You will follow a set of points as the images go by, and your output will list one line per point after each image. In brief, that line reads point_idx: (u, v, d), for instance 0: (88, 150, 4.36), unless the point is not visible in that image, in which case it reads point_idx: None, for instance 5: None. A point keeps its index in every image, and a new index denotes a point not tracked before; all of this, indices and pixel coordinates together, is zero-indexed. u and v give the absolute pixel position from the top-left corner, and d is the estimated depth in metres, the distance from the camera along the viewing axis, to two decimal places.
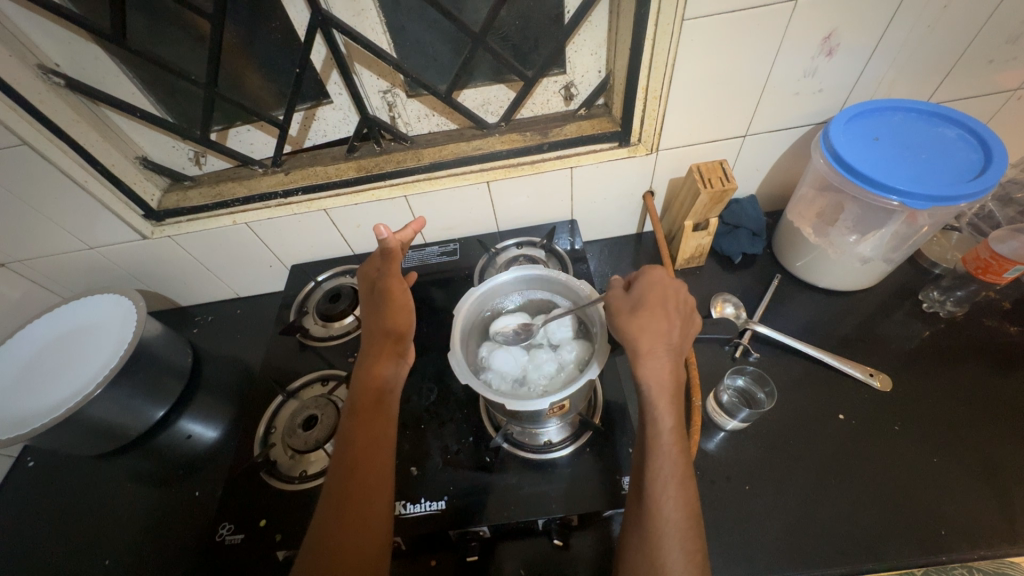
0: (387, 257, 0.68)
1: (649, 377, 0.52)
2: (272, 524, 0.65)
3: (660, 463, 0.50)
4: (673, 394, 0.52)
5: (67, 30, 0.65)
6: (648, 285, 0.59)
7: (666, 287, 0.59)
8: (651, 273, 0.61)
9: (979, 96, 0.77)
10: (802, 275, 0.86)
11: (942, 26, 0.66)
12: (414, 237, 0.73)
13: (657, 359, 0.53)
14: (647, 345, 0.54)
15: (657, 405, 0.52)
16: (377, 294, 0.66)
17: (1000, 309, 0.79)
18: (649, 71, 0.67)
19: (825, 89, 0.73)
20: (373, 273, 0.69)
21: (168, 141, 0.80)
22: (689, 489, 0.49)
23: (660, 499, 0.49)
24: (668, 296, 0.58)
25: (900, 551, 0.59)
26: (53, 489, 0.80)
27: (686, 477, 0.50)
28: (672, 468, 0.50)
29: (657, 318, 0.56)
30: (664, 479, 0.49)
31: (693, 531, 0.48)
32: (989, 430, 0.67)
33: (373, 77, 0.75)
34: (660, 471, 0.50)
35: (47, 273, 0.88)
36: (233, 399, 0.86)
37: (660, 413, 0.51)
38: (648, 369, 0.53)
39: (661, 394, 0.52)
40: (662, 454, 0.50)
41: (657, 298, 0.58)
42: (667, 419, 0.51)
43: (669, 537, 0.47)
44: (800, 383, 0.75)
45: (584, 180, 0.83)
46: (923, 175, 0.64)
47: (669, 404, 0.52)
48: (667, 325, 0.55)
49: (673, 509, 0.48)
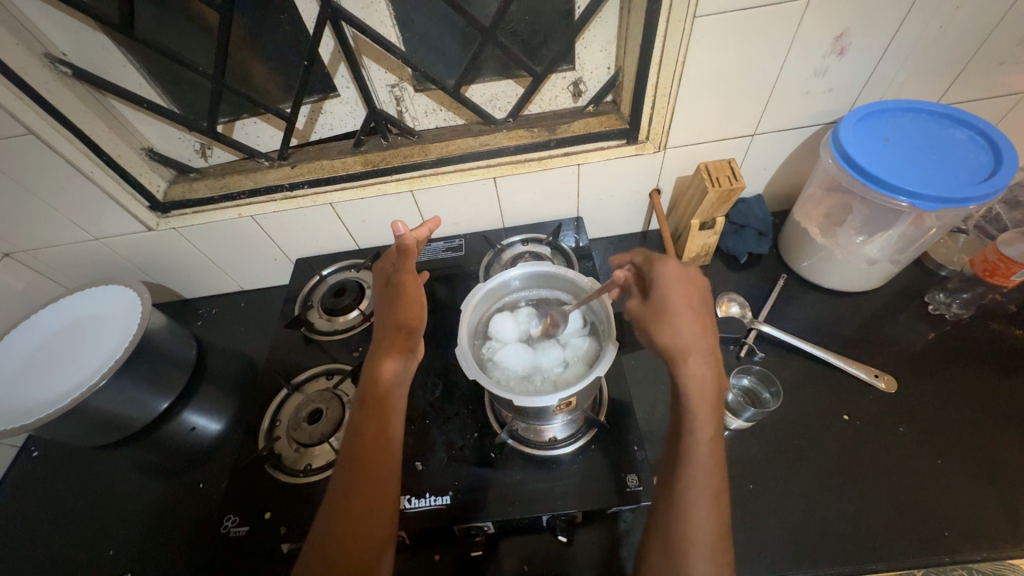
0: (404, 252, 0.66)
1: (689, 386, 0.51)
2: (277, 517, 0.65)
3: (694, 476, 0.49)
4: (714, 405, 0.51)
5: (75, 20, 0.65)
6: (667, 285, 0.55)
7: (685, 282, 0.56)
8: (664, 271, 0.57)
9: (989, 99, 0.76)
10: (807, 275, 0.86)
11: (953, 28, 0.66)
12: (430, 236, 0.71)
13: (700, 366, 0.52)
14: (686, 348, 0.52)
15: (696, 417, 0.51)
16: (391, 289, 0.66)
17: (1006, 312, 0.79)
18: (659, 69, 0.67)
19: (835, 89, 0.72)
20: (389, 267, 0.69)
21: (174, 132, 0.80)
22: (721, 501, 0.49)
23: (691, 509, 0.48)
24: (690, 293, 0.55)
25: (903, 552, 0.59)
26: (57, 480, 0.81)
27: (720, 489, 0.50)
28: (706, 481, 0.49)
29: (689, 321, 0.54)
30: (697, 492, 0.49)
31: (723, 543, 0.48)
32: (993, 433, 0.67)
33: (381, 71, 0.75)
34: (693, 483, 0.49)
35: (51, 264, 0.88)
36: (236, 392, 0.86)
37: (699, 424, 0.50)
38: (689, 375, 0.52)
39: (703, 404, 0.51)
40: (698, 466, 0.49)
41: (682, 299, 0.55)
42: (706, 430, 0.50)
43: (698, 548, 0.47)
44: (805, 384, 0.75)
45: (591, 177, 0.82)
46: (942, 178, 0.64)
47: (710, 414, 0.51)
48: (699, 326, 0.54)
49: (704, 522, 0.48)
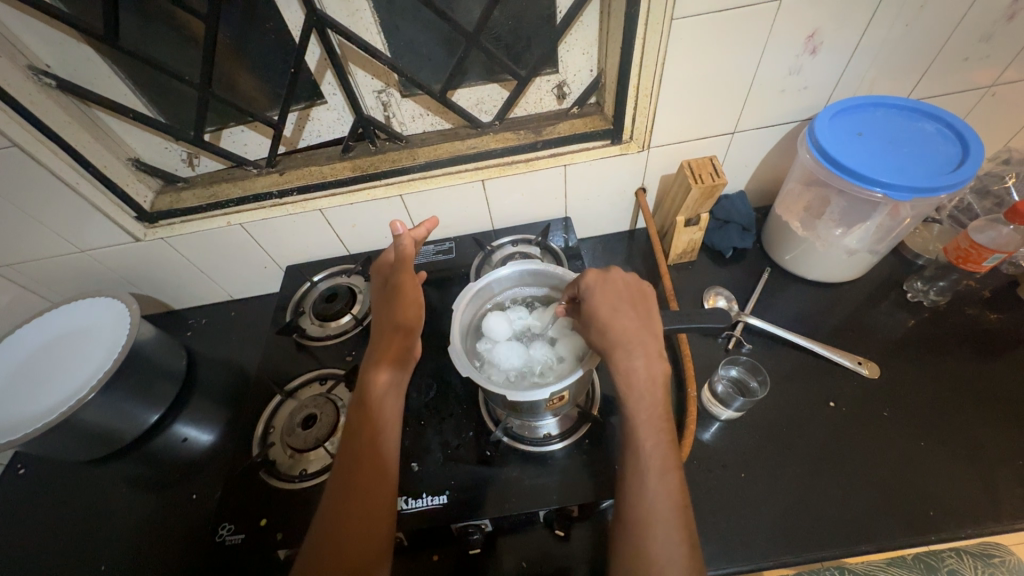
0: (403, 256, 0.69)
1: (620, 375, 0.54)
2: (273, 523, 0.64)
3: (639, 459, 0.51)
4: (647, 390, 0.53)
5: (59, 31, 0.65)
6: (592, 295, 0.59)
7: (607, 287, 0.59)
8: (586, 282, 0.60)
9: (956, 93, 0.80)
10: (791, 268, 0.88)
11: (918, 26, 0.68)
12: (428, 236, 0.73)
13: (629, 356, 0.54)
14: (614, 343, 0.55)
15: (630, 402, 0.53)
16: (390, 290, 0.67)
17: (981, 297, 0.81)
18: (639, 71, 0.69)
19: (810, 87, 0.75)
20: (387, 269, 0.71)
21: (161, 142, 0.80)
22: (673, 480, 0.50)
23: (641, 491, 0.50)
24: (615, 297, 0.59)
25: (891, 534, 0.61)
26: (44, 496, 0.79)
27: (669, 468, 0.50)
28: (650, 461, 0.51)
29: (619, 318, 0.57)
30: (644, 472, 0.50)
31: (680, 521, 0.48)
32: (973, 414, 0.69)
33: (367, 77, 0.76)
34: (639, 464, 0.51)
35: (36, 278, 0.87)
36: (228, 402, 0.86)
37: (634, 409, 0.53)
38: (620, 369, 0.54)
39: (635, 391, 0.53)
40: (641, 448, 0.52)
41: (605, 303, 0.58)
42: (640, 414, 0.53)
43: (655, 529, 0.48)
44: (791, 373, 0.76)
45: (577, 178, 0.84)
46: (910, 169, 0.67)
47: (642, 399, 0.53)
48: (629, 323, 0.56)
49: (658, 503, 0.49)
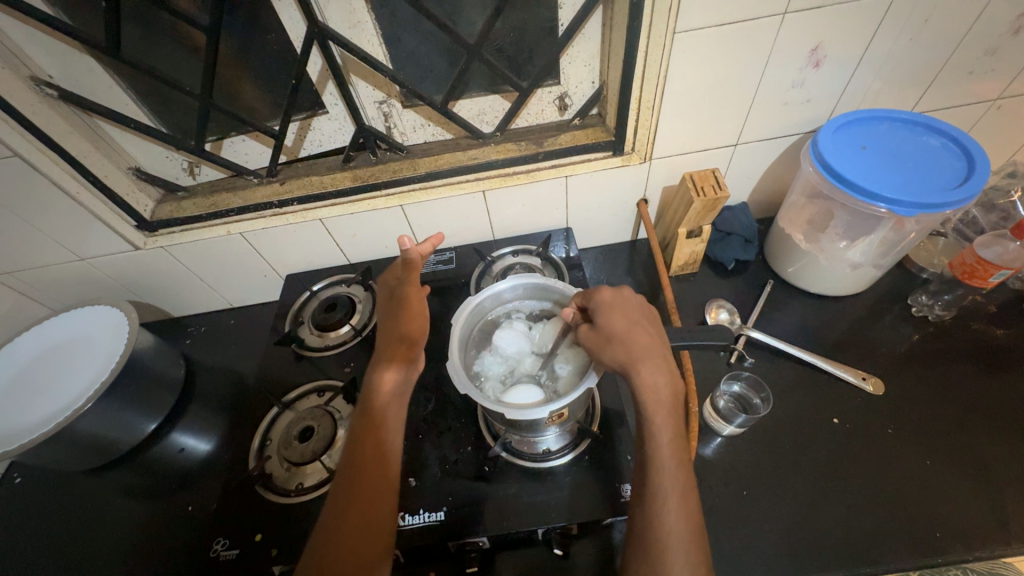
0: (408, 269, 0.67)
1: (647, 394, 0.53)
2: (269, 539, 0.64)
3: (660, 479, 0.50)
4: (670, 408, 0.53)
5: (62, 43, 0.65)
6: (611, 309, 0.58)
7: (624, 304, 0.59)
8: (605, 295, 0.60)
9: (961, 106, 0.79)
10: (794, 280, 0.87)
11: (923, 39, 0.68)
12: (432, 252, 0.72)
13: (652, 372, 0.54)
14: (637, 358, 0.54)
15: (654, 421, 0.52)
16: (395, 303, 0.67)
17: (986, 312, 0.80)
18: (642, 83, 0.69)
19: (813, 100, 0.74)
20: (393, 281, 0.71)
21: (162, 151, 0.80)
22: (691, 501, 0.50)
23: (662, 511, 0.49)
24: (632, 315, 0.58)
25: (896, 555, 0.60)
26: (39, 505, 0.79)
27: (687, 488, 0.50)
28: (672, 480, 0.50)
29: (639, 334, 0.56)
30: (665, 493, 0.50)
31: (698, 543, 0.48)
32: (980, 432, 0.68)
33: (368, 88, 0.76)
34: (661, 483, 0.50)
35: (36, 286, 0.87)
36: (225, 411, 0.85)
37: (657, 427, 0.52)
38: (644, 383, 0.53)
39: (659, 409, 0.53)
40: (664, 468, 0.51)
41: (624, 319, 0.57)
42: (665, 433, 0.52)
43: (675, 551, 0.47)
44: (794, 387, 0.76)
45: (579, 189, 0.83)
46: (916, 184, 0.66)
47: (666, 417, 0.53)
48: (647, 338, 0.56)
49: (677, 523, 0.48)
